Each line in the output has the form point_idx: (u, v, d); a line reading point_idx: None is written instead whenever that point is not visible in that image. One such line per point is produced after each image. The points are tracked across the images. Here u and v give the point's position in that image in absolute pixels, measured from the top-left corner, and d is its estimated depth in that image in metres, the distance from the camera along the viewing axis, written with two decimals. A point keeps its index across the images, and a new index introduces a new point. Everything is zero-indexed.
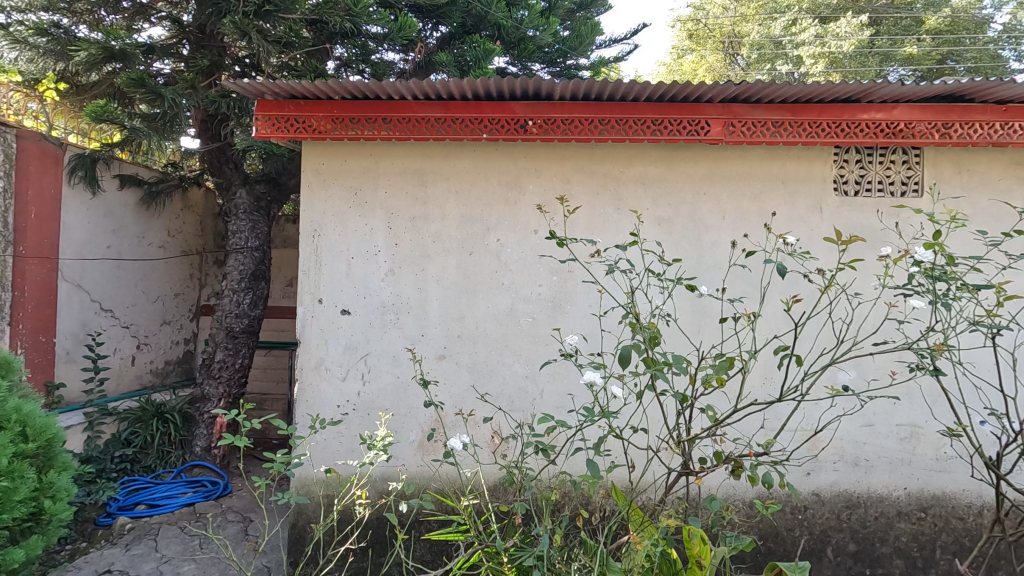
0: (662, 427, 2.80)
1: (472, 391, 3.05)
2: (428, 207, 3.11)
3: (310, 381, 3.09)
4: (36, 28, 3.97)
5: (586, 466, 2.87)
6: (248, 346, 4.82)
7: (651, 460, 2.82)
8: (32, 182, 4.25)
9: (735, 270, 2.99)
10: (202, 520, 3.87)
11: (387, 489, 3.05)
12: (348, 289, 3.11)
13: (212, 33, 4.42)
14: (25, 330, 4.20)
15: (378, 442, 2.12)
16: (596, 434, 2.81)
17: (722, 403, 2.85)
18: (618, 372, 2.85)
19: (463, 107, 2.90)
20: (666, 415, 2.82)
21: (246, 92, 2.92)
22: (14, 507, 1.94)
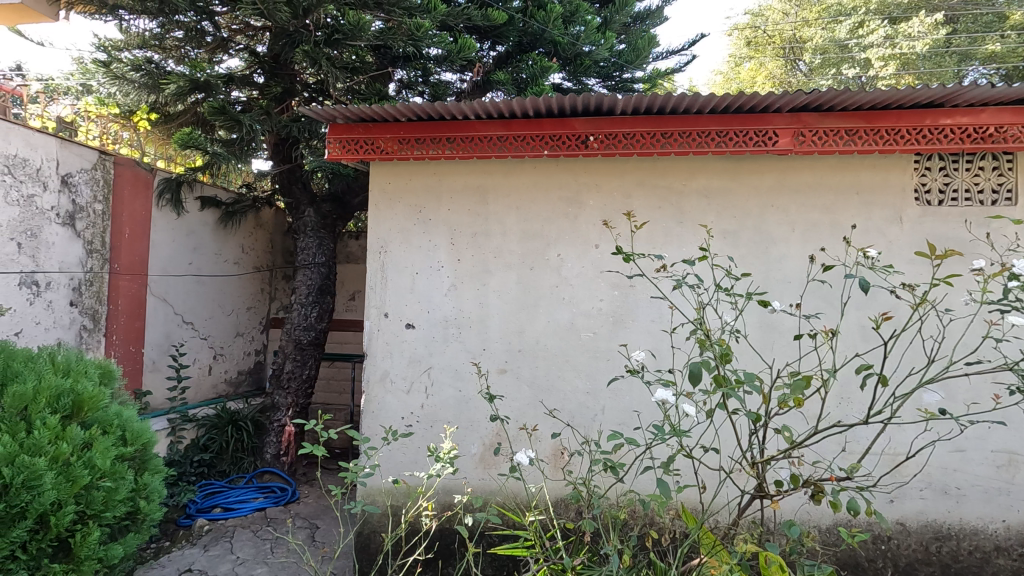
0: (735, 448, 2.72)
1: (537, 405, 3.06)
2: (489, 223, 3.16)
3: (376, 393, 3.19)
4: (132, 63, 4.30)
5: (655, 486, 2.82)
6: (315, 357, 5.02)
7: (723, 482, 2.74)
8: (127, 204, 4.64)
9: (809, 284, 2.88)
10: (272, 525, 4.04)
11: (451, 501, 3.10)
12: (412, 303, 3.20)
13: (284, 62, 4.68)
14: (118, 341, 4.56)
15: (444, 455, 2.15)
16: (664, 453, 2.75)
17: (798, 423, 2.74)
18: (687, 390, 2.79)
19: (526, 125, 2.96)
20: (739, 435, 2.74)
21: (319, 117, 3.07)
22: (116, 506, 2.05)
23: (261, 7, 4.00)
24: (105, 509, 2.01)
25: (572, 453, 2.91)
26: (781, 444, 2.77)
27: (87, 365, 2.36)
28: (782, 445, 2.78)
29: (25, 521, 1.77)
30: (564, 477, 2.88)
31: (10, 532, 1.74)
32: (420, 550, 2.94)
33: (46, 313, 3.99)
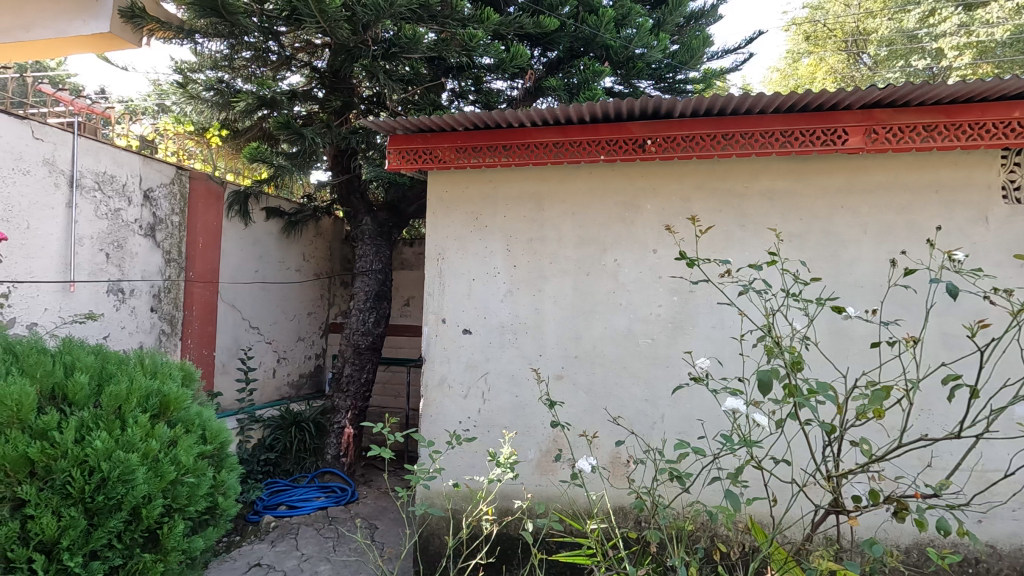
0: (809, 461, 2.62)
1: (597, 412, 3.03)
2: (545, 229, 3.17)
3: (434, 397, 3.25)
4: (207, 84, 4.59)
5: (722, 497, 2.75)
6: (372, 362, 5.16)
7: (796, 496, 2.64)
8: (200, 216, 4.93)
9: (889, 289, 2.73)
10: (334, 523, 4.18)
11: (511, 506, 3.12)
12: (469, 309, 3.24)
13: (343, 78, 4.90)
14: (192, 344, 4.84)
15: (504, 460, 2.16)
16: (732, 463, 2.68)
17: (878, 436, 2.61)
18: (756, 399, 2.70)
19: (581, 131, 2.96)
20: (814, 447, 2.64)
21: (380, 129, 3.18)
22: (198, 500, 2.16)
23: (324, 26, 4.15)
24: (189, 504, 2.12)
25: (635, 462, 2.88)
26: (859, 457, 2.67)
27: (170, 367, 2.51)
28: (860, 458, 2.66)
29: (120, 512, 1.88)
30: (627, 486, 2.86)
31: (107, 522, 1.86)
32: (482, 554, 2.99)
33: (130, 318, 4.29)
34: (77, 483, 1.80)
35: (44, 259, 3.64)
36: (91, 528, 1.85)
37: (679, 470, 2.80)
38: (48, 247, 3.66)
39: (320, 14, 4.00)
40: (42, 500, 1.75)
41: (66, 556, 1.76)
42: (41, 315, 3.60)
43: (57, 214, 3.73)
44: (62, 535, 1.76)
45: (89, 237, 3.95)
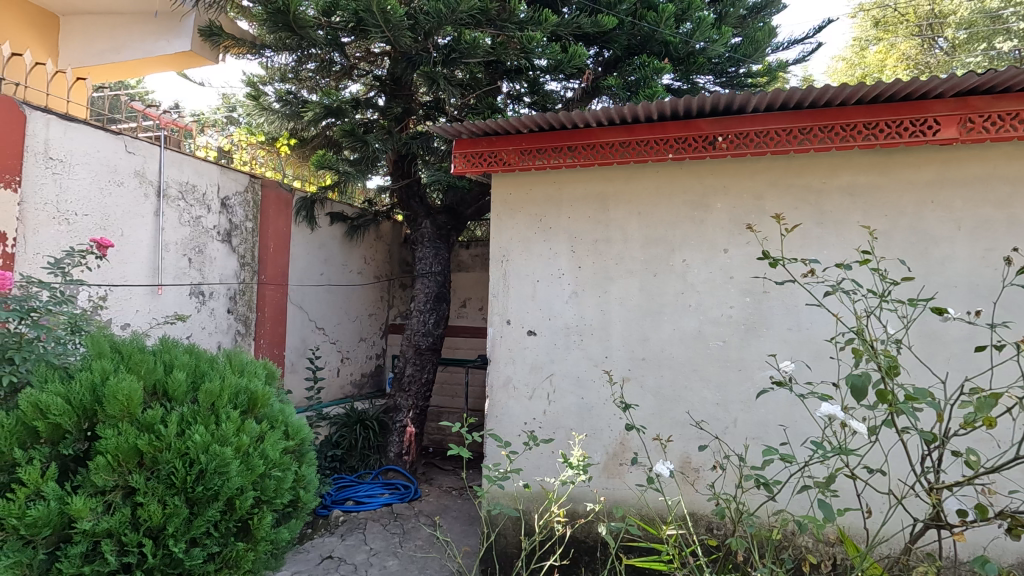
0: (908, 471, 2.51)
1: (670, 416, 2.97)
2: (611, 230, 3.14)
3: (500, 399, 3.28)
4: (276, 96, 4.81)
5: (813, 507, 2.67)
6: (432, 362, 5.24)
7: (892, 508, 2.52)
8: (271, 222, 5.16)
9: (1003, 290, 2.53)
10: (400, 520, 4.29)
11: (583, 509, 3.11)
12: (534, 310, 3.25)
13: (403, 83, 4.98)
14: (265, 344, 5.08)
15: (577, 462, 2.14)
16: (824, 472, 2.59)
17: (988, 447, 2.47)
18: (847, 405, 2.60)
19: (649, 129, 2.91)
20: (914, 456, 2.53)
21: (446, 134, 3.23)
22: (284, 493, 2.25)
23: (389, 35, 4.27)
24: (276, 496, 2.22)
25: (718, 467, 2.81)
26: (965, 469, 2.53)
27: (255, 366, 2.64)
28: (967, 470, 2.53)
29: (217, 502, 1.98)
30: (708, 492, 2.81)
31: (205, 511, 1.96)
32: (556, 556, 3.01)
33: (210, 319, 4.54)
34: (180, 474, 1.92)
35: (135, 264, 3.90)
36: (192, 516, 1.96)
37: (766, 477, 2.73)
38: (139, 253, 3.93)
39: (386, 23, 4.10)
40: (150, 488, 1.87)
41: (171, 542, 1.87)
42: (133, 316, 3.86)
43: (147, 221, 3.99)
44: (167, 522, 1.88)
45: (173, 243, 4.22)
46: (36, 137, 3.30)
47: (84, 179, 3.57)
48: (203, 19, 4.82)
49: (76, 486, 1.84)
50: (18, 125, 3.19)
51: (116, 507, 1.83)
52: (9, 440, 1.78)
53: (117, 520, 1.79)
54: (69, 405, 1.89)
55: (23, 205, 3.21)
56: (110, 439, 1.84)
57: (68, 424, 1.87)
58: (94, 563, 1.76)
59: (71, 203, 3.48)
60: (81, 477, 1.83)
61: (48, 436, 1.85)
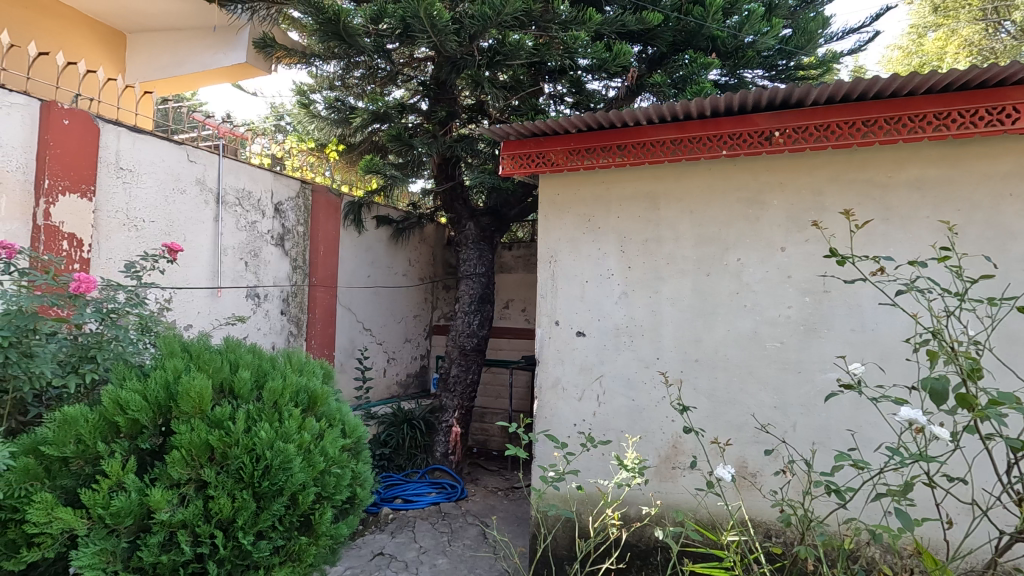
0: (992, 481, 2.37)
1: (725, 419, 2.90)
2: (661, 229, 3.09)
3: (549, 400, 3.28)
4: (325, 104, 4.95)
5: (887, 517, 2.55)
6: (477, 362, 5.27)
7: (975, 520, 2.38)
8: (321, 225, 5.31)
9: None
10: (448, 519, 4.34)
11: (639, 514, 3.08)
12: (583, 311, 3.23)
13: (446, 86, 4.96)
14: (316, 345, 5.22)
15: (632, 464, 2.11)
16: (899, 480, 2.47)
17: None
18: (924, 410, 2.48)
19: (702, 126, 2.85)
20: (999, 465, 2.39)
21: (494, 136, 3.25)
22: (343, 490, 2.30)
23: (434, 40, 4.31)
24: (335, 492, 2.27)
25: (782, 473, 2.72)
26: None
27: (313, 365, 2.71)
28: None
29: (281, 497, 2.04)
30: (770, 498, 2.73)
31: (271, 506, 2.03)
32: (611, 559, 2.98)
33: (265, 321, 4.70)
34: (247, 469, 1.99)
35: (197, 268, 4.08)
36: (258, 510, 2.03)
37: (836, 484, 2.63)
38: (200, 257, 4.11)
39: (432, 28, 4.14)
40: (220, 482, 1.95)
41: (240, 534, 1.94)
42: (195, 317, 4.04)
43: (207, 227, 4.17)
44: (236, 515, 1.95)
45: (231, 247, 4.39)
46: (108, 148, 3.50)
47: (151, 188, 3.76)
48: (257, 31, 5.01)
49: (153, 479, 1.93)
50: (93, 138, 3.38)
51: (189, 500, 1.91)
52: (94, 434, 1.88)
53: (191, 512, 1.87)
54: (146, 401, 1.99)
55: (97, 213, 3.40)
56: (184, 434, 1.93)
57: (145, 420, 1.96)
58: (170, 552, 1.84)
59: (139, 211, 3.67)
60: (158, 470, 1.92)
61: (127, 431, 1.95)
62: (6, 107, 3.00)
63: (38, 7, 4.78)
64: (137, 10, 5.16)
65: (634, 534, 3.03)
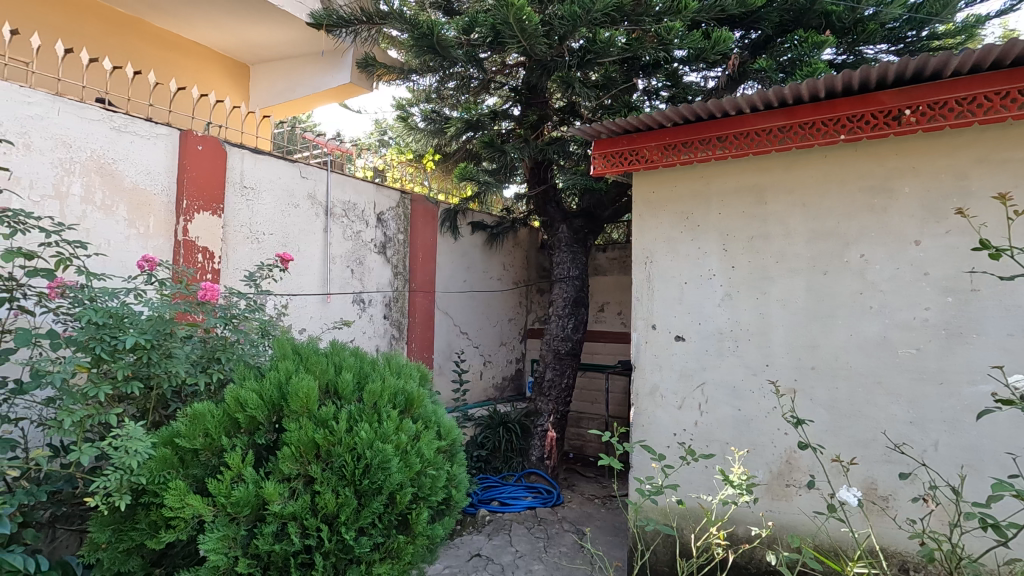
0: None
1: (849, 434, 2.61)
2: (769, 224, 2.85)
3: (646, 407, 3.13)
4: (422, 116, 5.10)
5: None
6: (572, 367, 5.20)
7: None
8: (420, 233, 5.52)
9: None
10: (543, 524, 4.31)
11: (749, 534, 2.85)
12: (682, 315, 3.06)
13: (538, 92, 5.00)
14: (416, 348, 5.42)
15: (739, 480, 1.93)
16: None
17: None
18: None
19: (814, 110, 2.60)
20: None
21: (585, 135, 3.18)
22: (438, 491, 2.34)
23: (524, 45, 4.29)
24: (431, 493, 2.31)
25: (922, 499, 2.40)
26: None
27: (411, 368, 2.81)
28: None
29: (380, 496, 2.11)
30: (907, 526, 2.41)
31: (371, 503, 2.10)
32: None
33: (369, 324, 4.96)
34: (349, 467, 2.08)
35: (309, 276, 4.39)
36: (360, 506, 2.11)
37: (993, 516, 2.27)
38: (312, 266, 4.42)
39: (522, 33, 4.14)
40: (325, 478, 2.06)
41: (343, 529, 2.03)
42: (308, 321, 4.35)
43: (318, 237, 4.48)
44: (339, 510, 2.04)
45: (339, 256, 4.69)
46: (234, 169, 3.87)
47: (269, 204, 4.11)
48: (360, 52, 5.33)
49: (268, 472, 2.08)
50: (222, 160, 3.75)
51: (299, 493, 2.03)
52: (219, 429, 2.06)
53: (300, 505, 1.99)
54: (261, 400, 2.16)
55: (225, 228, 3.78)
56: (293, 431, 2.06)
57: (261, 417, 2.13)
58: (282, 542, 1.97)
59: (260, 225, 4.03)
60: (272, 464, 2.07)
61: (246, 426, 2.12)
62: (153, 137, 3.41)
63: (174, 48, 5.52)
64: (257, 44, 5.71)
65: (743, 556, 2.82)
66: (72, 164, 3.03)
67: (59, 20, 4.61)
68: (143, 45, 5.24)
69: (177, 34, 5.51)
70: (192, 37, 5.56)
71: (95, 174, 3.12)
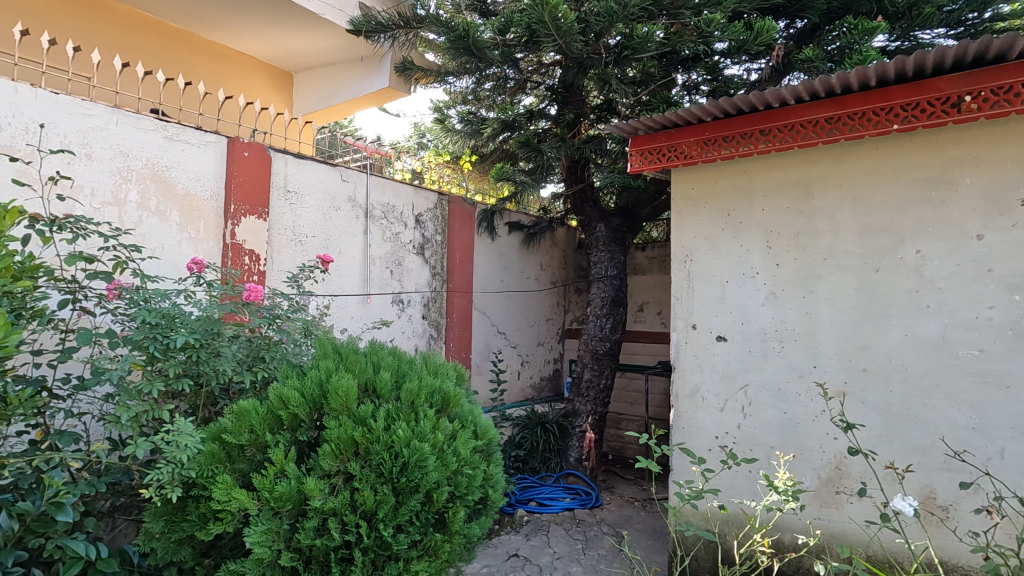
0: None
1: (904, 440, 2.48)
2: (816, 220, 2.74)
3: (686, 409, 3.06)
4: (459, 117, 5.13)
5: None
6: (611, 367, 5.13)
7: None
8: (457, 234, 5.57)
9: None
10: (582, 526, 4.27)
11: (795, 542, 2.75)
12: (723, 314, 2.97)
13: (575, 90, 4.93)
14: (454, 348, 5.47)
15: (785, 487, 1.85)
16: None
17: None
18: None
19: (865, 99, 2.48)
20: None
21: (621, 132, 3.13)
22: (475, 490, 2.35)
23: (560, 43, 4.24)
24: (467, 492, 2.32)
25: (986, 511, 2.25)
26: None
27: (447, 368, 2.83)
28: None
29: (417, 494, 2.14)
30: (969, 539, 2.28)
31: (409, 501, 2.13)
32: None
33: (408, 324, 5.03)
34: (387, 465, 2.11)
35: (350, 277, 4.49)
36: (398, 504, 2.14)
37: None
38: (353, 267, 4.52)
39: (557, 31, 4.10)
40: (364, 476, 2.09)
41: (382, 526, 2.06)
42: (349, 321, 4.45)
43: (358, 239, 4.58)
44: (378, 508, 2.07)
45: (379, 257, 4.77)
46: (278, 174, 3.99)
47: (311, 207, 4.22)
48: (398, 57, 5.42)
49: (309, 468, 2.13)
50: (266, 165, 3.88)
51: (339, 490, 2.07)
52: (263, 426, 2.13)
53: (340, 501, 2.03)
54: (303, 397, 2.22)
55: (270, 231, 3.91)
56: (334, 429, 2.11)
57: (303, 414, 2.18)
58: (323, 537, 2.01)
59: (303, 228, 4.15)
60: (313, 461, 2.12)
61: (289, 423, 2.18)
62: (203, 145, 3.55)
63: (223, 59, 5.76)
64: (301, 52, 5.89)
65: (790, 564, 2.71)
66: (129, 172, 3.19)
67: (118, 37, 4.91)
68: (195, 58, 5.50)
69: (226, 46, 5.75)
70: (240, 48, 5.78)
71: (150, 181, 3.28)
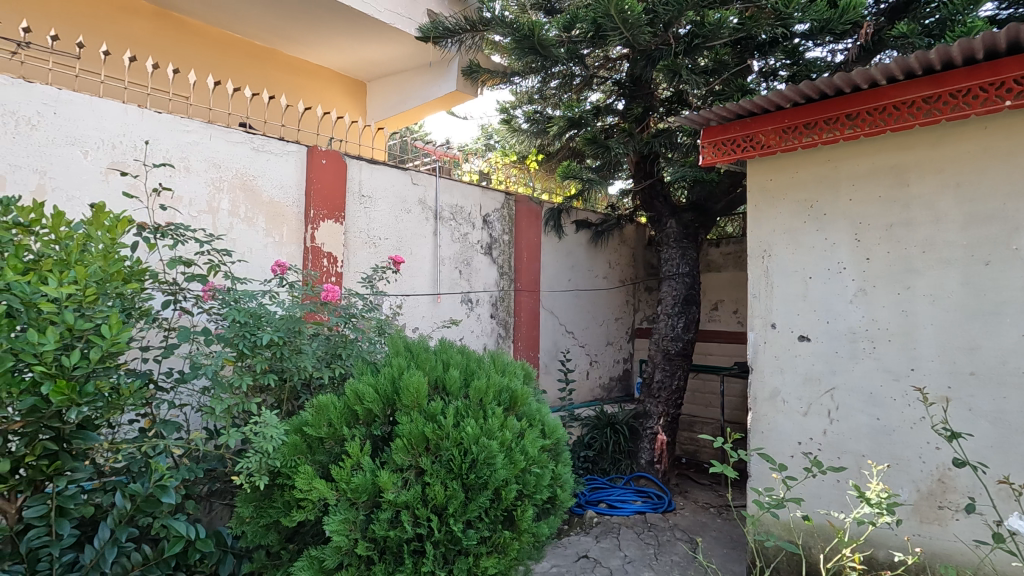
0: None
1: (1021, 452, 2.23)
2: (914, 210, 2.51)
3: (765, 412, 2.89)
4: (526, 117, 5.24)
5: None
6: (683, 368, 4.97)
7: None
8: (524, 234, 5.58)
9: None
10: (654, 530, 4.16)
11: (890, 560, 2.54)
12: (806, 313, 2.79)
13: (643, 83, 4.83)
14: (522, 347, 5.50)
15: (879, 499, 1.69)
16: None
17: None
18: None
19: (970, 75, 2.26)
20: None
21: (692, 124, 3.01)
22: (543, 489, 2.34)
23: (626, 36, 4.16)
24: (535, 491, 2.32)
25: None
26: None
27: (515, 366, 2.84)
28: None
29: (486, 490, 2.16)
30: None
31: (478, 497, 2.15)
32: None
33: (477, 323, 5.11)
34: (457, 460, 2.15)
35: (420, 277, 4.62)
36: (467, 500, 2.17)
37: None
38: (424, 268, 4.65)
39: (624, 24, 4.01)
40: (434, 471, 2.14)
41: (452, 520, 2.10)
42: (420, 320, 4.59)
43: (428, 240, 4.70)
44: (448, 503, 2.11)
45: (448, 257, 4.87)
46: (353, 180, 4.18)
47: (384, 210, 4.38)
48: (465, 60, 5.51)
49: (383, 462, 2.21)
50: (343, 172, 4.07)
51: (411, 484, 2.13)
52: (341, 420, 2.22)
53: (412, 495, 2.08)
54: (377, 394, 2.30)
55: (347, 234, 4.10)
56: (406, 424, 2.17)
57: (377, 409, 2.27)
58: (396, 529, 2.08)
59: (377, 231, 4.31)
60: (387, 455, 2.19)
61: (364, 418, 2.27)
62: (285, 154, 3.77)
63: (304, 73, 6.11)
64: (373, 62, 6.13)
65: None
66: (221, 182, 3.45)
67: (211, 59, 5.33)
68: (279, 74, 5.89)
69: (306, 61, 6.10)
70: (318, 61, 6.11)
71: (239, 190, 3.52)
